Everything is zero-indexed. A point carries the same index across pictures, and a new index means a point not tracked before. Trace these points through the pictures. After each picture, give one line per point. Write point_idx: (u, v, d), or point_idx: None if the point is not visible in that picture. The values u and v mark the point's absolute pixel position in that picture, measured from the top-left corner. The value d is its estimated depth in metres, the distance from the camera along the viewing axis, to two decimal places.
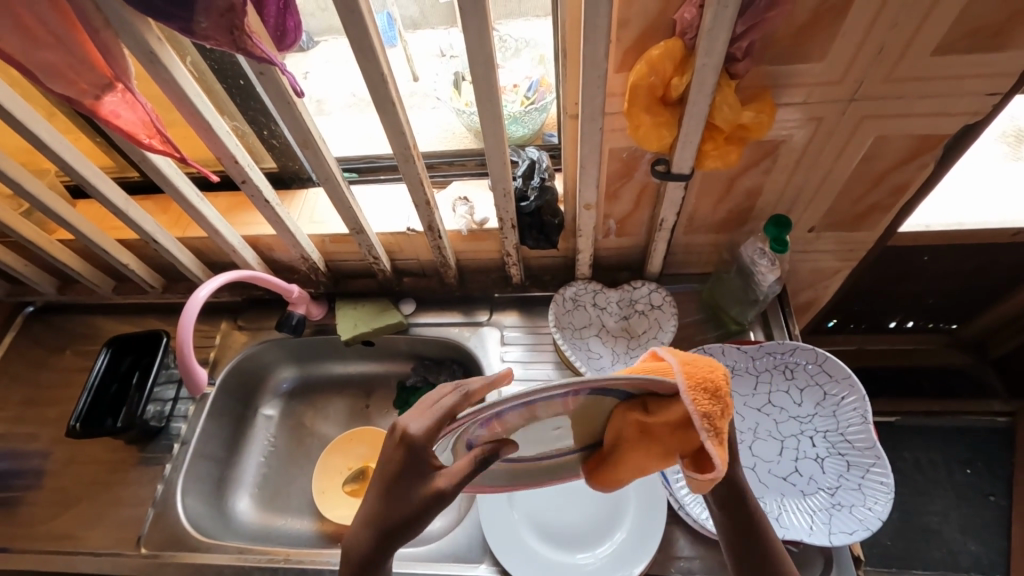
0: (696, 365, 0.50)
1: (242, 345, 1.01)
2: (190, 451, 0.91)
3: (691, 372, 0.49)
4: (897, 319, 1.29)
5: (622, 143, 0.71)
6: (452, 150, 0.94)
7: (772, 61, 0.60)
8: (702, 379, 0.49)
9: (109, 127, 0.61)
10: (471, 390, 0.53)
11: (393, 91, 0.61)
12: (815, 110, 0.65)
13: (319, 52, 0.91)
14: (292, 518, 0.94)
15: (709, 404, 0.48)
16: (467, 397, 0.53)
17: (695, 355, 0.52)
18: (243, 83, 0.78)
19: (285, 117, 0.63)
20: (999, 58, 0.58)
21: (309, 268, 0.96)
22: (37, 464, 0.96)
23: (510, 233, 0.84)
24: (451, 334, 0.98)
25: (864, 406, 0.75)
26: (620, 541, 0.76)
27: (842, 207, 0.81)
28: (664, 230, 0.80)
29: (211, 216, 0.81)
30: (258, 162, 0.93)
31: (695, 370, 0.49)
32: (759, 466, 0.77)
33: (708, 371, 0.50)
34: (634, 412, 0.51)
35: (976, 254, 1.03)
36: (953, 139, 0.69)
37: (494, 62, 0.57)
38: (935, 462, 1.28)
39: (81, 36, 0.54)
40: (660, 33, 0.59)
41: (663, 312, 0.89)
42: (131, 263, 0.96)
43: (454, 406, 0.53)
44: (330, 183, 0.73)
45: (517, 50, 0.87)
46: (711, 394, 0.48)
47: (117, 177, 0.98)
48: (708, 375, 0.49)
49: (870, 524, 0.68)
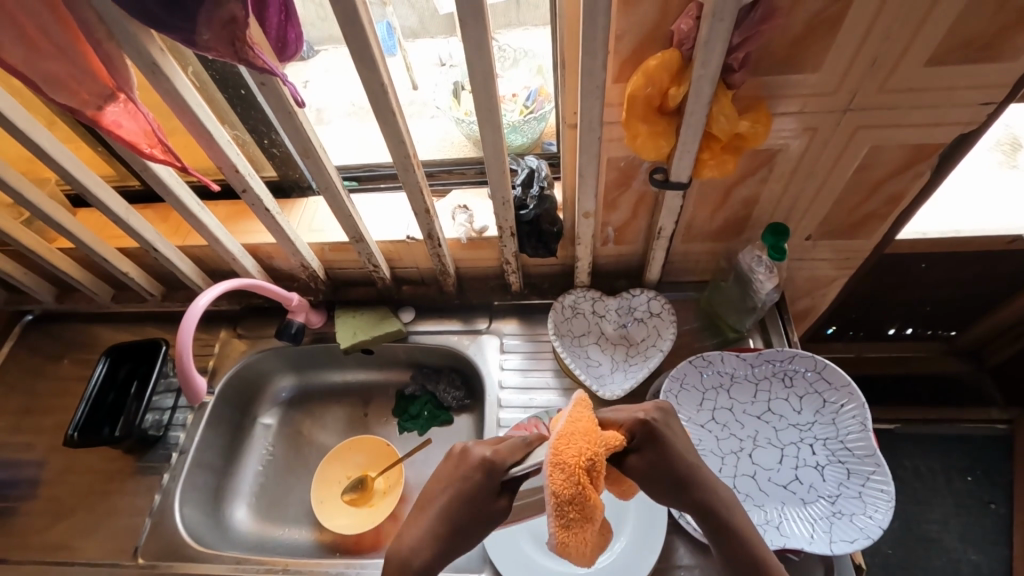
0: (575, 440, 0.50)
1: (241, 353, 1.01)
2: (187, 461, 0.91)
3: (562, 449, 0.49)
4: (895, 326, 1.29)
5: (620, 152, 0.72)
6: (451, 158, 0.95)
7: (768, 72, 0.61)
8: (564, 461, 0.48)
9: (111, 137, 0.62)
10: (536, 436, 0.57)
11: (393, 101, 0.62)
12: (811, 119, 0.66)
13: (319, 61, 0.91)
14: (290, 527, 0.93)
15: (563, 490, 0.47)
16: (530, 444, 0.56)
17: (578, 432, 0.51)
18: (244, 93, 0.78)
19: (285, 126, 0.64)
20: (992, 69, 0.59)
21: (308, 276, 0.96)
22: (33, 474, 0.95)
23: (509, 241, 0.84)
24: (450, 342, 0.98)
25: (864, 413, 0.75)
26: (619, 550, 0.75)
27: (838, 216, 0.81)
28: (662, 238, 0.80)
29: (211, 224, 0.81)
30: (258, 171, 0.93)
31: (566, 448, 0.49)
32: (759, 474, 0.77)
33: (578, 453, 0.49)
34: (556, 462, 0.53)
35: (973, 262, 1.04)
36: (947, 148, 0.70)
37: (493, 72, 0.58)
38: (935, 471, 1.28)
39: (84, 47, 0.54)
40: (656, 44, 0.60)
41: (662, 320, 0.89)
42: (130, 271, 0.96)
43: (518, 448, 0.56)
44: (330, 192, 0.74)
45: (516, 61, 0.87)
46: (567, 480, 0.47)
47: (118, 186, 0.98)
48: (575, 454, 0.48)
49: (870, 532, 0.68)
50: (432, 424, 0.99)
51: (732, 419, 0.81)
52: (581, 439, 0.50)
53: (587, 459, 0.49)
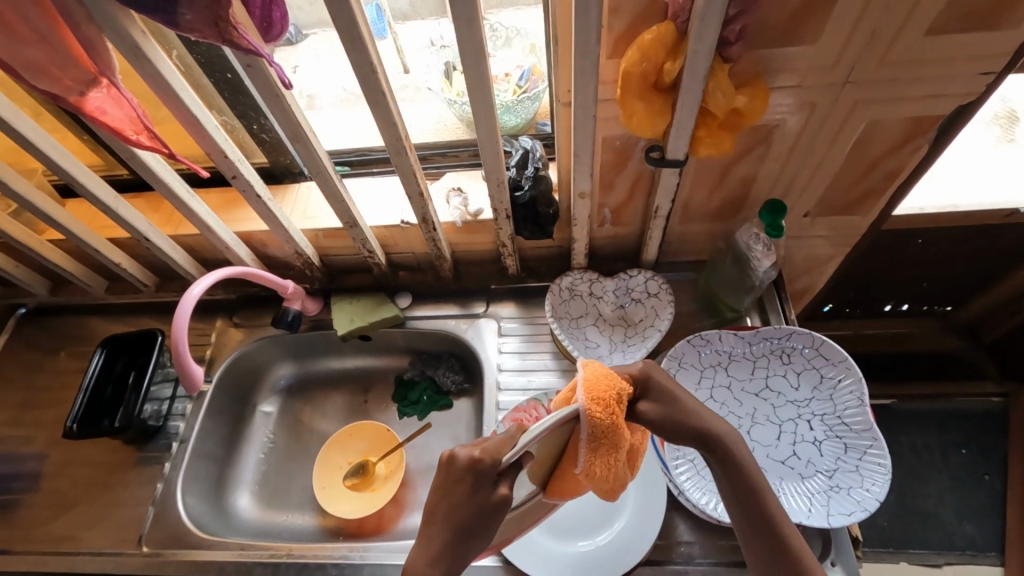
0: (602, 379, 0.55)
1: (238, 342, 1.01)
2: (188, 450, 0.91)
3: (593, 385, 0.54)
4: (892, 303, 1.30)
5: (615, 131, 0.71)
6: (444, 141, 0.93)
7: (765, 45, 0.60)
8: (598, 392, 0.54)
9: (96, 124, 0.60)
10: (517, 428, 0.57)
11: (383, 83, 0.60)
12: (809, 94, 0.65)
13: (309, 45, 0.92)
14: (293, 514, 0.94)
15: (600, 416, 0.53)
16: (512, 436, 0.57)
17: (599, 372, 0.56)
18: (231, 77, 0.76)
19: (273, 110, 0.62)
20: (993, 38, 0.58)
21: (303, 263, 0.95)
22: (35, 466, 0.95)
23: (504, 224, 0.84)
24: (447, 326, 0.98)
25: (861, 388, 0.76)
26: (620, 529, 0.76)
27: (836, 192, 0.81)
28: (659, 218, 0.79)
29: (203, 212, 0.80)
30: (249, 158, 0.92)
31: (598, 383, 0.54)
32: (757, 450, 0.77)
33: (610, 386, 0.55)
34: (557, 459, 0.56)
35: (972, 236, 1.04)
36: (947, 120, 0.69)
37: (485, 51, 0.57)
38: (930, 445, 1.30)
39: (63, 31, 0.53)
40: (652, 18, 0.59)
41: (660, 300, 0.89)
42: (123, 262, 0.95)
43: (504, 443, 0.56)
44: (322, 176, 0.73)
45: (508, 40, 0.87)
46: (603, 408, 0.53)
47: (107, 175, 0.97)
48: (605, 387, 0.54)
49: (867, 505, 0.69)
50: (432, 409, 0.99)
51: (730, 397, 0.81)
52: (606, 378, 0.56)
53: (617, 394, 0.55)
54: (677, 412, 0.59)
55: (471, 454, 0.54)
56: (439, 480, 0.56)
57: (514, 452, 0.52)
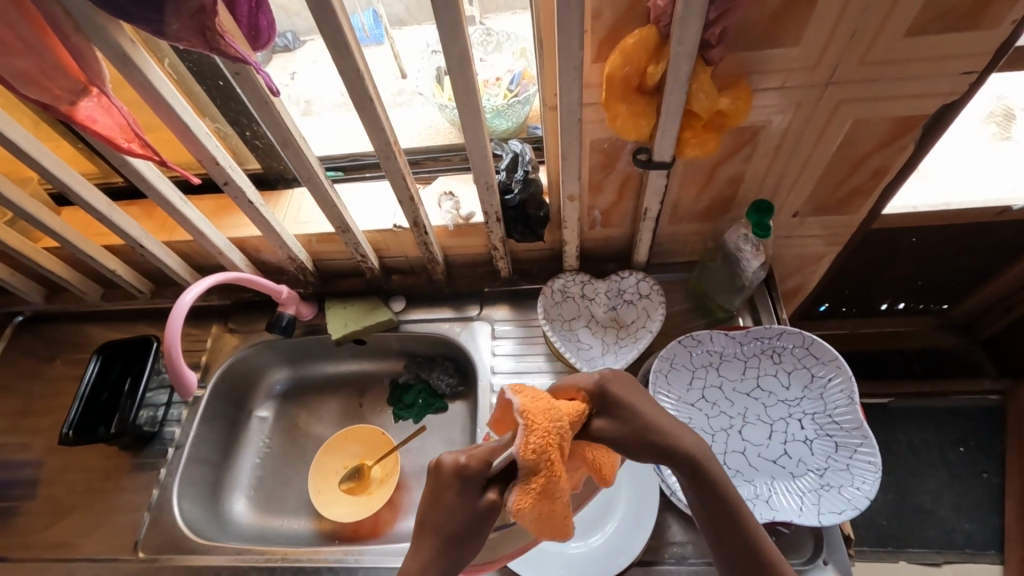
0: (543, 414, 0.52)
1: (234, 348, 1.01)
2: (184, 456, 0.92)
3: (531, 422, 0.51)
4: (888, 301, 1.29)
5: (602, 134, 0.71)
6: (435, 146, 0.94)
7: (747, 46, 0.61)
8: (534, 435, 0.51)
9: (87, 133, 0.61)
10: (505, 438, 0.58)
11: (371, 89, 0.61)
12: (792, 94, 0.66)
13: (305, 52, 0.93)
14: (289, 518, 0.94)
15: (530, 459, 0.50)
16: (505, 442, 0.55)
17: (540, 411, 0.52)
18: (222, 85, 0.77)
19: (262, 116, 0.63)
20: (974, 38, 0.59)
21: (296, 268, 0.96)
22: (32, 473, 0.96)
23: (495, 227, 0.84)
24: (441, 329, 0.98)
25: (851, 387, 0.76)
26: (613, 529, 0.76)
27: (824, 192, 0.81)
28: (648, 219, 0.80)
29: (195, 219, 0.81)
30: (241, 164, 0.93)
31: (535, 421, 0.51)
32: (749, 450, 0.78)
33: (546, 426, 0.51)
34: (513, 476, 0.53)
35: (964, 233, 1.04)
36: (930, 121, 0.70)
37: (470, 57, 0.57)
38: (928, 443, 1.30)
39: (52, 41, 0.54)
40: (635, 22, 0.59)
41: (651, 301, 0.89)
42: (117, 269, 0.95)
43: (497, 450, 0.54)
44: (313, 182, 0.73)
45: (499, 44, 0.88)
46: (536, 451, 0.50)
47: (101, 184, 0.97)
48: (541, 424, 0.51)
49: (858, 503, 0.69)
50: (427, 411, 1.00)
51: (722, 397, 0.81)
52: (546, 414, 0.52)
53: (557, 434, 0.51)
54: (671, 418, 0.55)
55: (458, 459, 0.51)
56: (426, 490, 0.52)
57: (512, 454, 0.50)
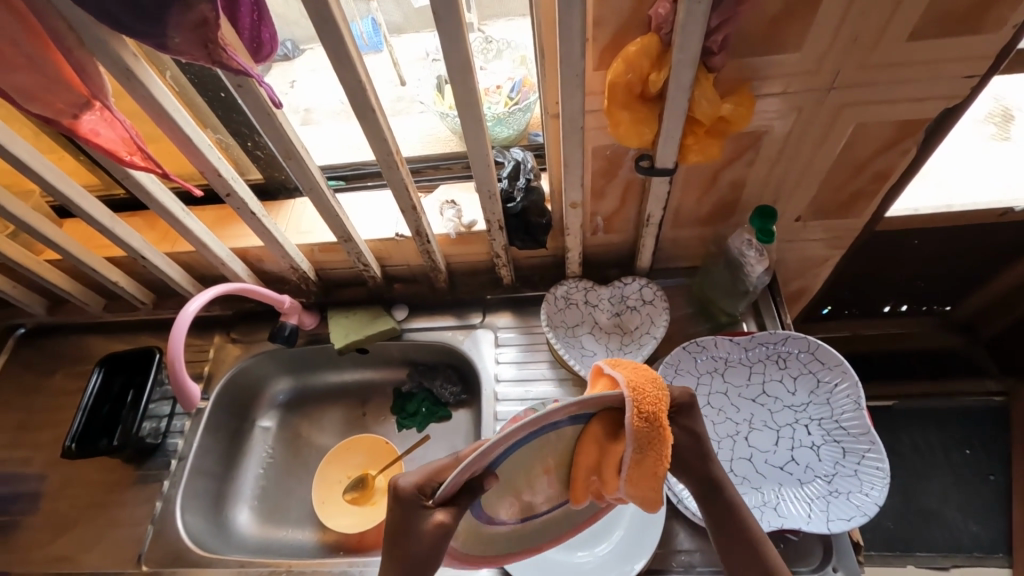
0: (648, 382, 0.51)
1: (236, 358, 1.01)
2: (187, 467, 0.91)
3: (642, 387, 0.49)
4: (891, 303, 1.29)
5: (605, 140, 0.71)
6: (435, 154, 0.94)
7: (749, 52, 0.61)
8: (647, 404, 0.49)
9: (90, 146, 0.61)
10: (463, 452, 0.58)
11: (373, 99, 0.61)
12: (795, 99, 0.66)
13: (304, 61, 0.93)
14: (293, 529, 0.94)
15: (642, 427, 0.49)
16: (456, 458, 0.57)
17: (645, 377, 0.51)
18: (224, 96, 0.77)
19: (264, 128, 0.63)
20: (974, 41, 0.59)
21: (299, 278, 0.95)
22: (34, 487, 0.95)
23: (498, 235, 0.84)
24: (444, 337, 0.98)
25: (857, 392, 0.76)
26: (619, 539, 0.76)
27: (827, 195, 0.81)
28: (651, 225, 0.80)
29: (197, 229, 0.81)
30: (243, 174, 0.93)
31: (645, 391, 0.49)
32: (756, 456, 0.77)
33: (656, 396, 0.50)
34: (602, 440, 0.51)
35: (967, 234, 1.04)
36: (933, 124, 0.70)
37: (472, 65, 0.57)
38: (933, 445, 1.29)
39: (55, 56, 0.54)
40: (636, 29, 0.59)
41: (655, 307, 0.89)
42: (120, 281, 0.95)
43: (444, 468, 0.56)
44: (315, 192, 0.73)
45: (499, 52, 0.89)
46: (649, 418, 0.49)
47: (102, 195, 0.97)
48: (652, 393, 0.50)
49: (867, 510, 0.69)
50: (431, 420, 0.99)
51: (728, 403, 0.81)
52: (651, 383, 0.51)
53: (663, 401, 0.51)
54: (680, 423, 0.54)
55: (396, 483, 0.55)
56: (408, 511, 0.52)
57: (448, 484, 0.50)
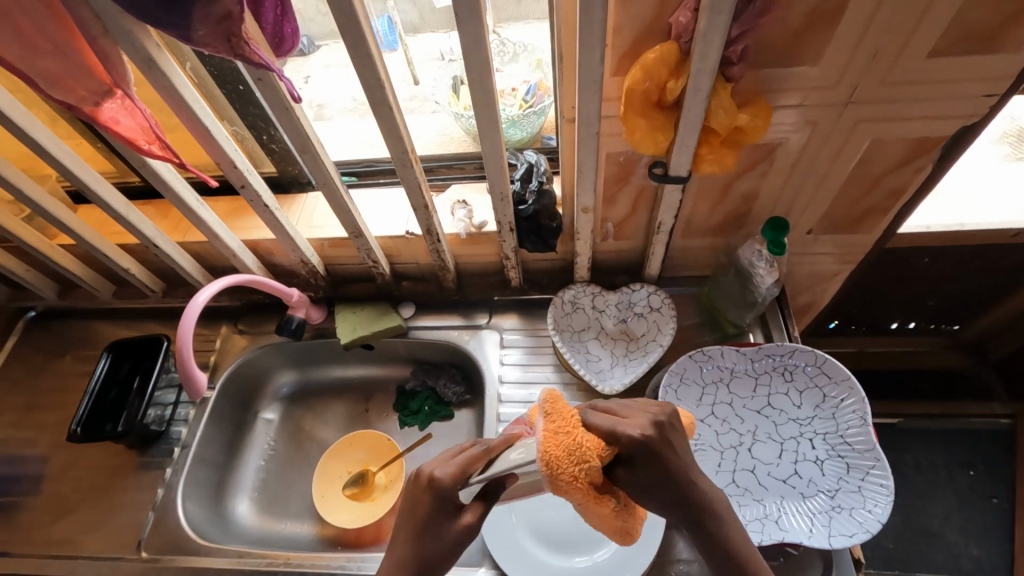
0: (567, 453, 0.49)
1: (242, 349, 1.01)
2: (190, 456, 0.92)
3: (557, 459, 0.49)
4: (898, 321, 1.28)
5: (619, 147, 0.71)
6: (449, 154, 0.95)
7: (768, 64, 0.61)
8: (559, 477, 0.49)
9: (109, 133, 0.62)
10: (493, 444, 0.57)
11: (390, 97, 0.62)
12: (812, 112, 0.66)
13: (319, 57, 0.94)
14: (292, 522, 0.94)
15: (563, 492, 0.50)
16: (489, 449, 0.56)
17: (561, 446, 0.49)
18: (242, 89, 0.78)
19: (282, 122, 0.63)
20: (995, 61, 0.58)
21: (308, 272, 0.96)
22: (38, 468, 0.96)
23: (507, 237, 0.84)
24: (449, 337, 0.98)
25: (864, 408, 0.75)
26: (618, 545, 0.76)
27: (840, 210, 0.81)
28: (661, 233, 0.80)
29: (210, 220, 0.81)
30: (257, 167, 0.93)
31: (558, 464, 0.49)
32: (758, 468, 0.77)
33: (570, 470, 0.49)
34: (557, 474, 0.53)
35: (979, 254, 1.03)
36: (949, 142, 0.69)
37: (490, 67, 0.58)
38: (936, 464, 1.28)
39: (80, 43, 0.54)
40: (656, 37, 0.60)
41: (662, 315, 0.89)
42: (131, 267, 0.96)
43: (477, 458, 0.56)
44: (328, 188, 0.74)
45: (515, 55, 0.89)
46: (566, 488, 0.49)
47: (117, 182, 0.98)
48: (566, 467, 0.49)
49: (869, 527, 0.68)
50: (433, 419, 0.99)
51: (732, 414, 0.80)
52: (572, 451, 0.49)
53: (584, 469, 0.49)
54: (664, 449, 0.53)
55: (433, 474, 0.54)
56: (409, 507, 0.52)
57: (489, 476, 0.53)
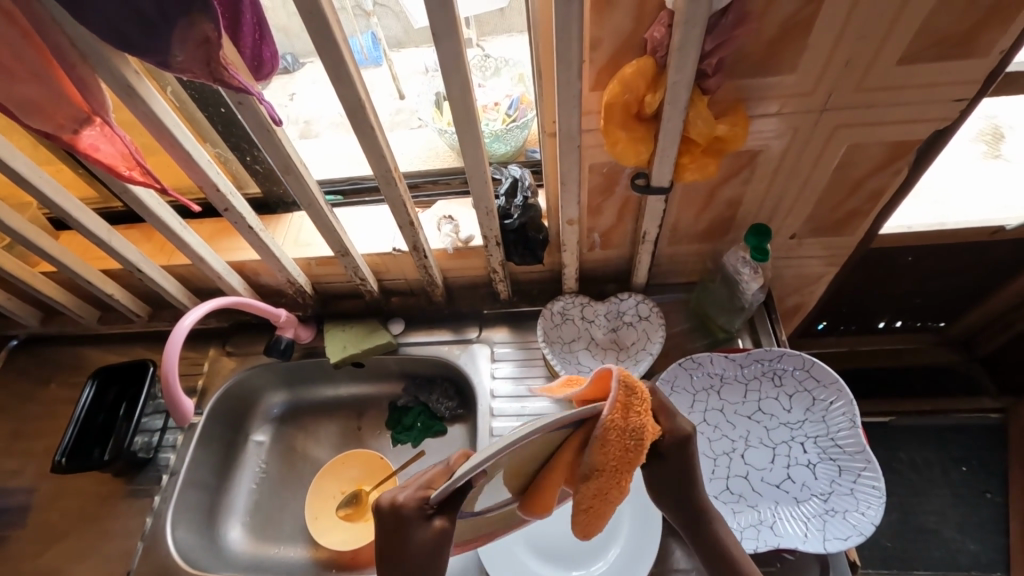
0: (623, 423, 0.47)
1: (231, 371, 1.00)
2: (178, 482, 0.90)
3: (618, 430, 0.47)
4: (886, 319, 1.30)
5: (602, 158, 0.72)
6: (435, 169, 0.95)
7: (743, 75, 0.62)
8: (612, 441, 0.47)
9: (89, 160, 0.61)
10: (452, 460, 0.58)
11: (372, 116, 0.62)
12: (790, 120, 0.67)
13: (305, 73, 0.91)
14: (285, 546, 0.93)
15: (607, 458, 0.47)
16: (450, 467, 0.57)
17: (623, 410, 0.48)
18: (224, 111, 0.78)
19: (265, 144, 0.63)
20: (964, 65, 0.60)
21: (296, 291, 0.95)
22: (22, 501, 0.94)
23: (495, 250, 0.85)
24: (441, 352, 0.98)
25: (852, 410, 0.76)
26: (614, 559, 0.75)
27: (822, 213, 0.82)
28: (647, 242, 0.80)
29: (195, 243, 0.81)
30: (242, 188, 0.93)
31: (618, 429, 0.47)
32: (752, 474, 0.77)
33: (624, 443, 0.48)
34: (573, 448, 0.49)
35: (959, 252, 1.05)
36: (925, 145, 0.71)
37: (471, 84, 0.58)
38: (930, 461, 1.29)
39: (57, 72, 0.54)
40: (632, 51, 0.60)
41: (651, 323, 0.89)
42: (115, 292, 0.95)
43: (437, 475, 0.55)
44: (313, 208, 0.74)
45: (497, 69, 0.89)
46: (615, 451, 0.47)
47: (100, 208, 0.97)
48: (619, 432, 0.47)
49: (863, 529, 0.69)
50: (426, 435, 0.99)
51: (723, 420, 0.81)
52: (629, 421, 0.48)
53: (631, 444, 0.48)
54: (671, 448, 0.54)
55: (395, 497, 0.52)
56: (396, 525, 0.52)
57: (445, 487, 0.50)
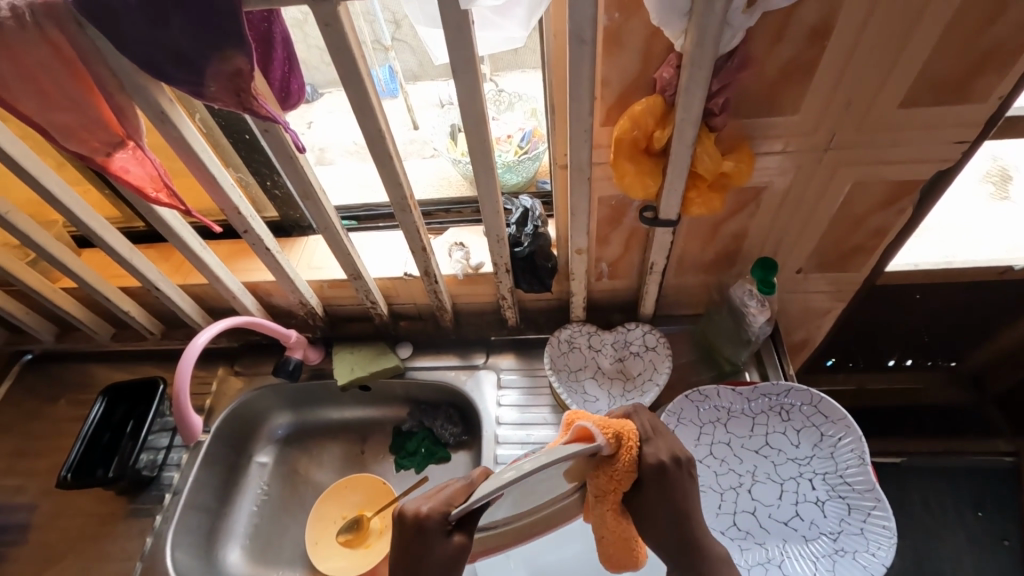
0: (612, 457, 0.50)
1: (238, 391, 1.01)
2: (181, 502, 0.90)
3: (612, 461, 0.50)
4: (895, 356, 1.28)
5: (610, 191, 0.74)
6: (447, 197, 0.98)
7: (748, 114, 0.64)
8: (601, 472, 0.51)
9: (119, 182, 0.64)
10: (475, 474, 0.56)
11: (390, 146, 0.65)
12: (794, 158, 0.69)
13: (323, 103, 0.95)
14: (284, 571, 0.92)
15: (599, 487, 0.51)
16: (472, 483, 0.55)
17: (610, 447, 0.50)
18: (248, 138, 0.81)
19: (287, 170, 0.66)
20: (963, 109, 0.62)
21: (307, 313, 0.97)
22: (24, 518, 0.94)
23: (504, 277, 0.86)
24: (447, 377, 0.98)
25: (861, 446, 0.75)
26: None
27: (828, 249, 0.83)
28: (654, 273, 0.82)
29: (213, 263, 0.83)
30: (261, 212, 0.96)
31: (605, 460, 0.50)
32: (759, 510, 0.76)
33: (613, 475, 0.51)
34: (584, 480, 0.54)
35: (966, 291, 1.05)
36: (928, 185, 0.72)
37: (486, 117, 0.61)
38: (945, 504, 1.26)
39: (97, 99, 0.57)
40: (641, 90, 0.63)
41: (658, 353, 0.89)
42: (131, 310, 0.97)
43: (460, 491, 0.54)
44: (329, 232, 0.76)
45: (511, 103, 0.92)
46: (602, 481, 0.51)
47: (123, 227, 1.01)
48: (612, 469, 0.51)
49: (873, 571, 0.68)
50: (429, 461, 0.98)
51: (730, 454, 0.80)
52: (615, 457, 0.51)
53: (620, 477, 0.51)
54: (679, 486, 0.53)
55: (420, 509, 0.52)
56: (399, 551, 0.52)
57: (463, 507, 0.50)
